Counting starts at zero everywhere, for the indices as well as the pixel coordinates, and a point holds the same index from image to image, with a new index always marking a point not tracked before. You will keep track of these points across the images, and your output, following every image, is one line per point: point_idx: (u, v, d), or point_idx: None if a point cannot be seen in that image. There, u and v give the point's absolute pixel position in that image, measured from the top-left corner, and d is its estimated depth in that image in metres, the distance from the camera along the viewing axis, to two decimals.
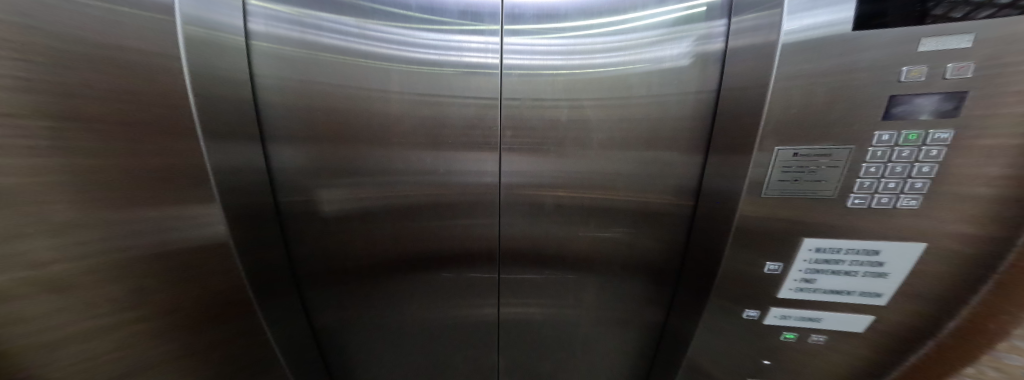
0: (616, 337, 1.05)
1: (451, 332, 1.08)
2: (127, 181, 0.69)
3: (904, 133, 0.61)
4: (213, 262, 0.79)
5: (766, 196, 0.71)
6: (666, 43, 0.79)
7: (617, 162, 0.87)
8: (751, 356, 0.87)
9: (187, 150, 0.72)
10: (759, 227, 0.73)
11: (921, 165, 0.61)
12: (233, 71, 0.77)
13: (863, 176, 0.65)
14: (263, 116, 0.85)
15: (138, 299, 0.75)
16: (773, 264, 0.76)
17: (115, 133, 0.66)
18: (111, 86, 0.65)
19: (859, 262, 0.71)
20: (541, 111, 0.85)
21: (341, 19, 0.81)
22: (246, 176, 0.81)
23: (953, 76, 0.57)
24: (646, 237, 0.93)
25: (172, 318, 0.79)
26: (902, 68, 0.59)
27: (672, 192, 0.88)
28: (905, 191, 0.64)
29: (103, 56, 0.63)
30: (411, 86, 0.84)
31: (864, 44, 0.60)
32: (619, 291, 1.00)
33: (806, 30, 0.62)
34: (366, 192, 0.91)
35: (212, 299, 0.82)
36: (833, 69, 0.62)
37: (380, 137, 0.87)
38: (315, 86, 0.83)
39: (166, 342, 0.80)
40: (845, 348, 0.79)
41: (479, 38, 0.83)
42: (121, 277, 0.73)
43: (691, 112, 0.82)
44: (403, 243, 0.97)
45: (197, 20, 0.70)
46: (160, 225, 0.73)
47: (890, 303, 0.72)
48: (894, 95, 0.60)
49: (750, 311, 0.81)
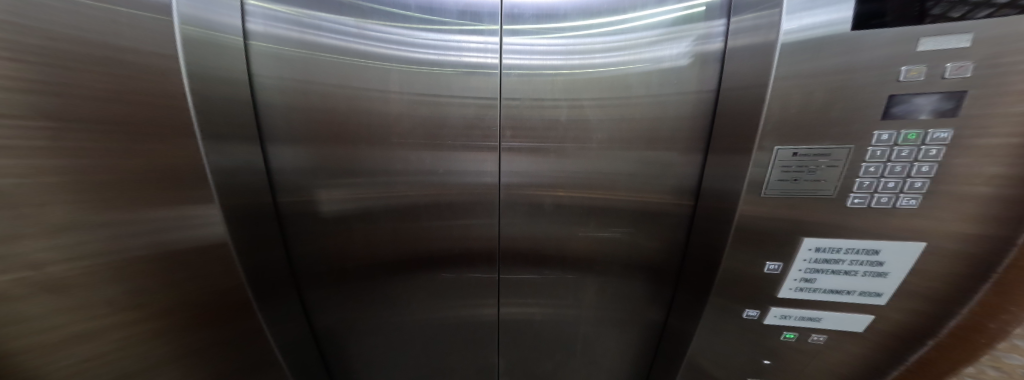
0: (617, 339, 1.05)
1: (451, 331, 1.08)
2: (131, 181, 0.71)
3: (904, 132, 0.59)
4: (214, 259, 0.82)
5: (763, 196, 0.70)
6: (665, 42, 0.78)
7: (617, 162, 0.86)
8: (751, 356, 0.85)
9: (187, 151, 0.74)
10: (756, 226, 0.72)
11: (921, 165, 0.60)
12: (234, 73, 0.78)
13: (862, 176, 0.63)
14: (261, 117, 0.85)
15: (142, 295, 0.78)
16: (773, 263, 0.74)
17: (119, 134, 0.69)
18: (115, 89, 0.67)
19: (859, 262, 0.69)
20: (542, 111, 0.85)
21: (340, 20, 0.82)
22: (245, 176, 0.82)
23: (953, 76, 0.55)
24: (646, 239, 0.91)
25: (175, 314, 0.82)
26: (901, 68, 0.57)
27: (672, 192, 0.86)
28: (905, 191, 0.62)
29: (106, 60, 0.66)
30: (410, 86, 0.85)
31: (863, 44, 0.58)
32: (619, 293, 0.98)
33: (805, 30, 0.61)
34: (365, 191, 0.92)
35: (213, 295, 0.84)
36: (830, 68, 0.61)
37: (380, 137, 0.88)
38: (316, 87, 0.84)
39: (171, 335, 0.83)
40: (845, 348, 0.77)
41: (479, 38, 0.83)
42: (126, 272, 0.75)
43: (690, 113, 0.80)
44: (402, 243, 0.97)
45: (196, 21, 0.71)
46: (159, 224, 0.75)
47: (890, 304, 0.70)
48: (893, 95, 0.58)
49: (750, 310, 0.80)
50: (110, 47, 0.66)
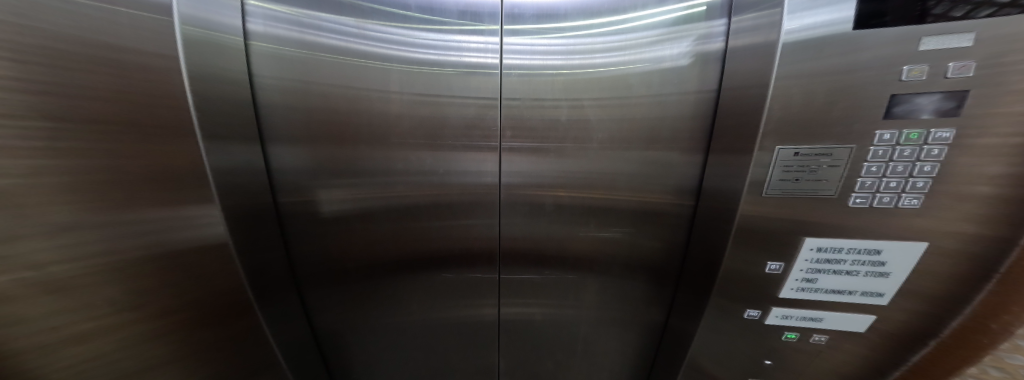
0: (617, 340, 1.04)
1: (451, 332, 1.08)
2: (132, 181, 0.72)
3: (905, 132, 0.59)
4: (214, 259, 0.82)
5: (764, 195, 0.69)
6: (665, 42, 0.78)
7: (617, 162, 0.86)
8: (752, 356, 0.85)
9: (187, 151, 0.74)
10: (756, 226, 0.72)
11: (922, 164, 0.59)
12: (233, 73, 0.78)
13: (863, 176, 0.63)
14: (260, 117, 0.85)
15: (142, 295, 0.78)
16: (774, 263, 0.74)
17: (119, 135, 0.69)
18: (116, 89, 0.67)
19: (860, 262, 0.69)
20: (542, 111, 0.85)
21: (340, 20, 0.82)
22: (244, 176, 0.82)
23: (955, 75, 0.55)
24: (647, 238, 0.91)
25: (175, 313, 0.82)
26: (902, 68, 0.57)
27: (673, 192, 0.86)
28: (906, 190, 0.62)
29: (106, 60, 0.66)
30: (411, 86, 0.85)
31: (864, 44, 0.58)
32: (620, 293, 0.98)
33: (806, 30, 0.61)
34: (365, 192, 0.92)
35: (214, 295, 0.84)
36: (831, 68, 0.61)
37: (380, 137, 0.88)
38: (316, 88, 0.84)
39: (172, 335, 0.83)
40: (845, 348, 0.77)
41: (479, 38, 0.83)
42: (126, 272, 0.75)
43: (690, 113, 0.80)
44: (402, 243, 0.97)
45: (194, 21, 0.71)
46: (160, 224, 0.75)
47: (891, 304, 0.70)
48: (894, 95, 0.58)
49: (752, 310, 0.80)
50: (110, 47, 0.66)
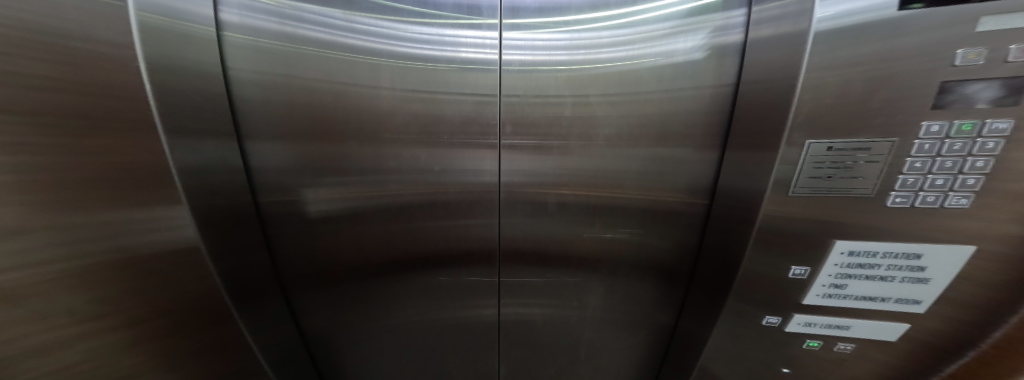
0: (622, 343, 0.99)
1: (448, 336, 1.02)
2: (92, 182, 0.64)
3: (957, 123, 0.53)
4: (189, 265, 0.76)
5: (792, 195, 0.64)
6: (679, 35, 0.72)
7: (627, 159, 0.80)
8: (770, 364, 0.80)
9: (150, 147, 0.67)
10: (783, 228, 0.66)
11: (974, 160, 0.54)
12: (201, 66, 0.72)
13: (906, 172, 0.57)
14: (238, 114, 0.80)
15: (106, 306, 0.71)
16: (800, 267, 0.69)
17: (73, 129, 0.61)
18: (63, 78, 0.59)
19: (897, 267, 0.64)
20: (546, 107, 0.79)
21: (324, 11, 0.76)
22: (219, 175, 0.76)
23: (1017, 59, 0.49)
24: (657, 239, 0.86)
25: (144, 324, 0.75)
26: (957, 51, 0.51)
27: (685, 191, 0.81)
28: (954, 189, 0.56)
29: (56, 45, 0.58)
30: (404, 81, 0.79)
31: (909, 28, 0.53)
32: (627, 295, 0.93)
33: (842, 17, 0.55)
34: (356, 192, 0.86)
35: (192, 302, 0.78)
36: (870, 55, 0.55)
37: (371, 134, 0.82)
38: (300, 83, 0.78)
39: (144, 345, 0.76)
40: (871, 356, 0.73)
41: (474, 32, 0.77)
42: (86, 283, 0.68)
43: (706, 108, 0.75)
44: (396, 244, 0.91)
45: (154, 7, 0.64)
46: (126, 227, 0.69)
47: (927, 310, 0.65)
48: (946, 81, 0.52)
49: (772, 318, 0.75)
50: (60, 31, 0.58)
